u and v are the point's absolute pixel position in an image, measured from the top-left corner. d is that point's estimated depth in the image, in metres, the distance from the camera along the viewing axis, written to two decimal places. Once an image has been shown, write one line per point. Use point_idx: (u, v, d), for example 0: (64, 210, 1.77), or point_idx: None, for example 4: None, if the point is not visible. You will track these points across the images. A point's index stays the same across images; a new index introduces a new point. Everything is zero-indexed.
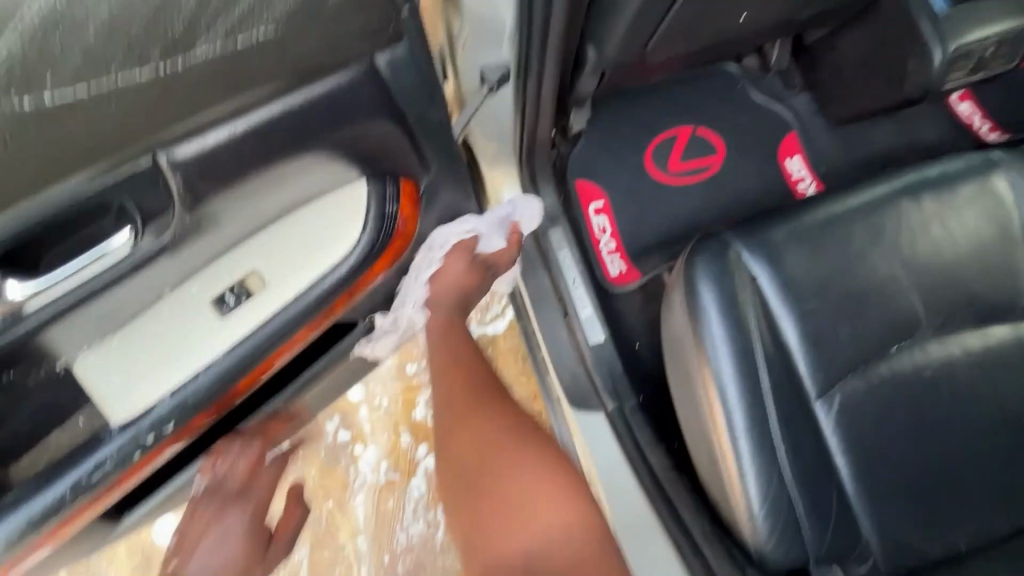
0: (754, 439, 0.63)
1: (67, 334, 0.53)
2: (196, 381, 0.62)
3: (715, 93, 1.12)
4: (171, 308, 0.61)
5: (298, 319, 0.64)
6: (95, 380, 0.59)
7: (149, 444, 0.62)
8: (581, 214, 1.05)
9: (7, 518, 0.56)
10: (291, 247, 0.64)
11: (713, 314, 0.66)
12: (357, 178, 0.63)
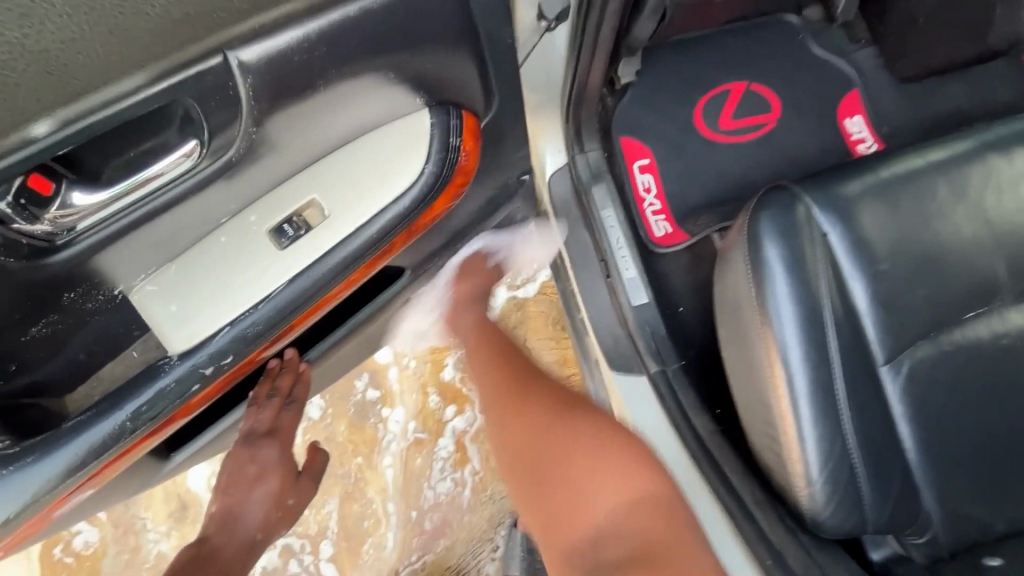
0: (817, 403, 0.60)
1: (127, 252, 0.52)
2: (254, 314, 0.59)
3: (773, 46, 1.05)
4: (228, 239, 0.58)
5: (361, 252, 0.61)
6: (154, 308, 0.57)
7: (209, 375, 0.60)
8: (625, 171, 1.00)
9: (67, 446, 0.56)
10: (352, 177, 0.60)
11: (779, 272, 0.62)
12: (420, 108, 0.60)
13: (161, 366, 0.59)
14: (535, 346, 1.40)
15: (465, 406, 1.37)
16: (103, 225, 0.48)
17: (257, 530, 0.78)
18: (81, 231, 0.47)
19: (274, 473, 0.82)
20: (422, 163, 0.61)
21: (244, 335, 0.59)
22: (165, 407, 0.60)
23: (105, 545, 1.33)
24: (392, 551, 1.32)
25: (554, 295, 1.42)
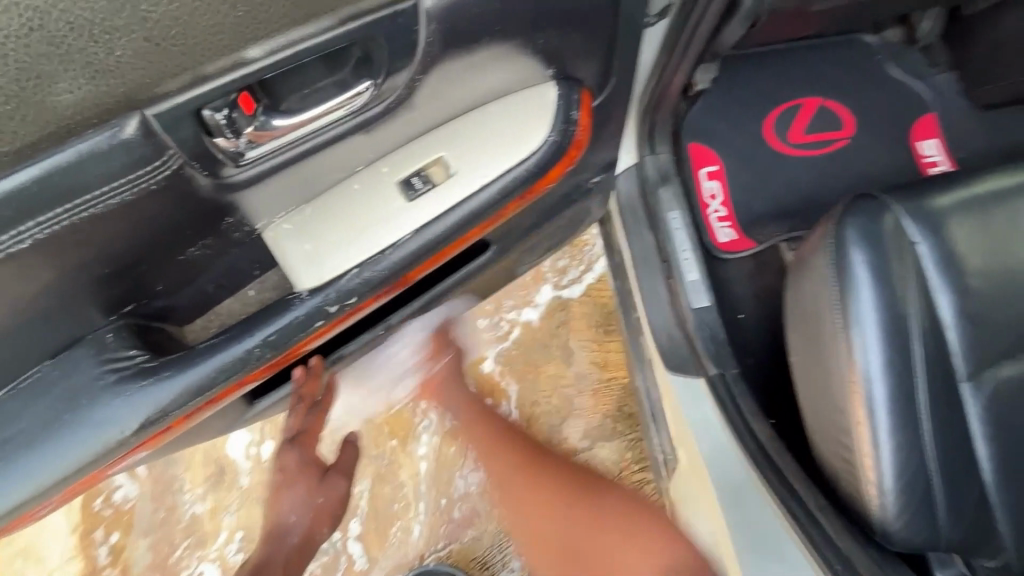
0: (895, 412, 0.60)
1: (281, 190, 0.50)
2: (374, 266, 0.55)
3: (850, 64, 1.05)
4: (358, 190, 0.55)
5: (482, 211, 0.57)
6: (288, 246, 0.54)
7: (333, 313, 0.55)
8: (692, 175, 1.01)
9: (189, 371, 0.50)
10: (481, 139, 0.57)
11: (864, 278, 0.62)
12: (544, 82, 0.57)
13: (293, 299, 0.54)
14: (575, 346, 1.40)
15: (502, 399, 1.38)
16: (273, 155, 0.46)
17: (298, 536, 0.82)
18: (244, 165, 0.45)
19: (302, 477, 0.85)
20: (544, 129, 0.58)
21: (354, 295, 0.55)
22: (276, 350, 0.54)
23: (143, 502, 1.37)
24: (419, 536, 1.33)
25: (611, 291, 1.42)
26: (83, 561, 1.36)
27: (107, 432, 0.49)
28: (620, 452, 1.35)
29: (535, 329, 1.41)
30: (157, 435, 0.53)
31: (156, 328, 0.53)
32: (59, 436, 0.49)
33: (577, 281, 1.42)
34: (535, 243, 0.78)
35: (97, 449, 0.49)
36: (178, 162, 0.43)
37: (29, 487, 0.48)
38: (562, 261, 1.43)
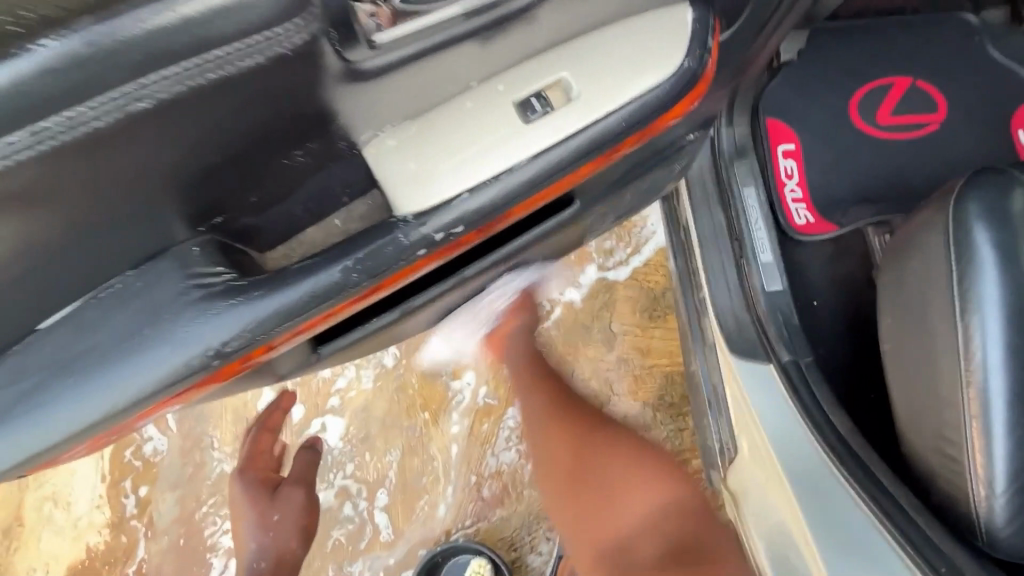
0: (1016, 410, 0.54)
1: (397, 97, 0.46)
2: (482, 194, 0.49)
3: (946, 42, 0.97)
4: (467, 108, 0.49)
5: (603, 139, 0.50)
6: (390, 166, 0.48)
7: (437, 243, 0.49)
8: (768, 153, 0.93)
9: (289, 288, 0.47)
10: (608, 60, 0.50)
11: (988, 261, 0.56)
12: (679, 3, 0.51)
13: (394, 223, 0.49)
14: (618, 330, 1.35)
15: None
16: (402, 50, 0.43)
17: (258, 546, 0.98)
18: (377, 49, 0.42)
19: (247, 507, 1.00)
20: (677, 56, 0.51)
21: (460, 220, 0.49)
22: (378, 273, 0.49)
23: (171, 456, 1.37)
24: (446, 512, 1.31)
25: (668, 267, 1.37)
26: (111, 511, 1.36)
27: (184, 356, 0.46)
28: (661, 442, 1.30)
29: (576, 310, 1.36)
30: (235, 366, 0.49)
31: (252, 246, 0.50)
32: (133, 356, 0.46)
33: (623, 263, 1.37)
34: (613, 204, 0.73)
35: (173, 371, 0.46)
36: (312, 30, 0.39)
37: (102, 409, 0.46)
38: (609, 242, 1.38)
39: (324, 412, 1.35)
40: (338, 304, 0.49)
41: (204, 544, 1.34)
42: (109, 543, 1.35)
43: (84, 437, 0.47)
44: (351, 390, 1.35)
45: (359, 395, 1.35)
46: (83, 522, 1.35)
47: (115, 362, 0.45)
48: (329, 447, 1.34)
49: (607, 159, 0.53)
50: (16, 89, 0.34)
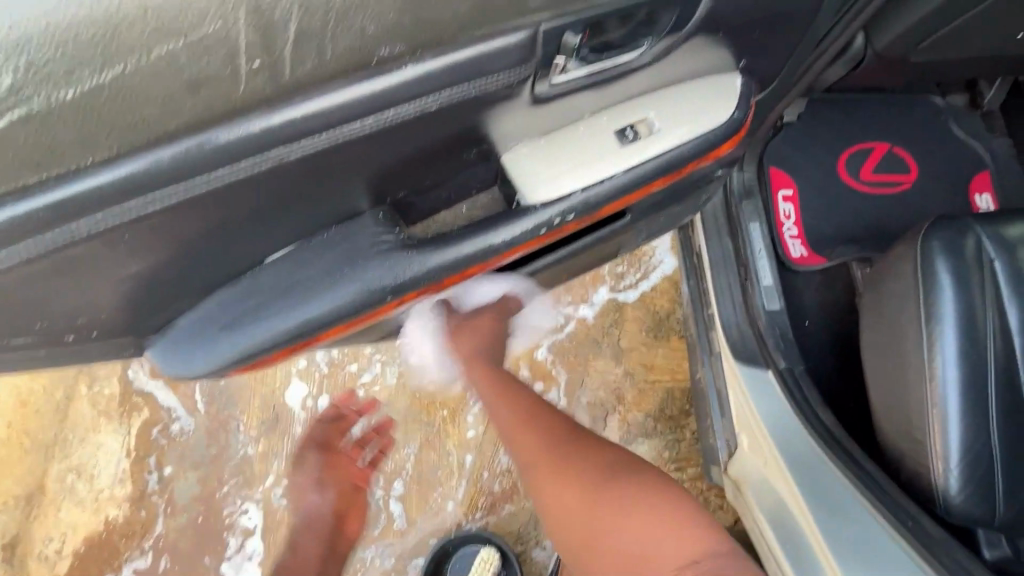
0: (968, 400, 0.69)
1: (533, 120, 0.57)
2: (586, 195, 0.60)
3: (917, 118, 1.17)
4: (581, 132, 0.60)
5: (677, 164, 0.63)
6: (520, 170, 0.59)
7: (554, 226, 0.61)
8: (770, 197, 1.10)
9: (443, 251, 0.58)
10: (684, 107, 0.62)
11: (946, 285, 0.72)
12: (733, 72, 0.64)
13: (522, 208, 0.60)
14: (626, 346, 1.49)
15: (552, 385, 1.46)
16: (567, 88, 0.55)
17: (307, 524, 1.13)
18: (553, 87, 0.54)
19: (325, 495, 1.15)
20: (731, 105, 0.63)
21: (573, 212, 0.60)
22: (510, 246, 0.60)
23: (198, 436, 1.44)
24: (459, 503, 1.39)
25: (672, 291, 1.52)
26: (133, 486, 1.41)
27: (368, 292, 0.57)
28: (660, 449, 1.43)
29: (589, 326, 1.50)
30: (394, 305, 0.61)
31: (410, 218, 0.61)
32: (330, 290, 0.56)
33: (632, 286, 1.52)
34: (650, 222, 0.88)
35: (356, 303, 0.58)
36: (507, 81, 0.50)
37: (300, 327, 0.57)
38: (621, 266, 1.53)
39: None
40: (474, 267, 0.61)
41: (222, 523, 1.39)
42: (128, 517, 1.39)
43: (284, 347, 0.58)
44: (376, 384, 1.45)
45: (383, 390, 1.45)
46: (104, 495, 1.40)
47: (318, 293, 0.56)
48: None
49: (674, 178, 0.66)
50: (140, 173, 0.43)
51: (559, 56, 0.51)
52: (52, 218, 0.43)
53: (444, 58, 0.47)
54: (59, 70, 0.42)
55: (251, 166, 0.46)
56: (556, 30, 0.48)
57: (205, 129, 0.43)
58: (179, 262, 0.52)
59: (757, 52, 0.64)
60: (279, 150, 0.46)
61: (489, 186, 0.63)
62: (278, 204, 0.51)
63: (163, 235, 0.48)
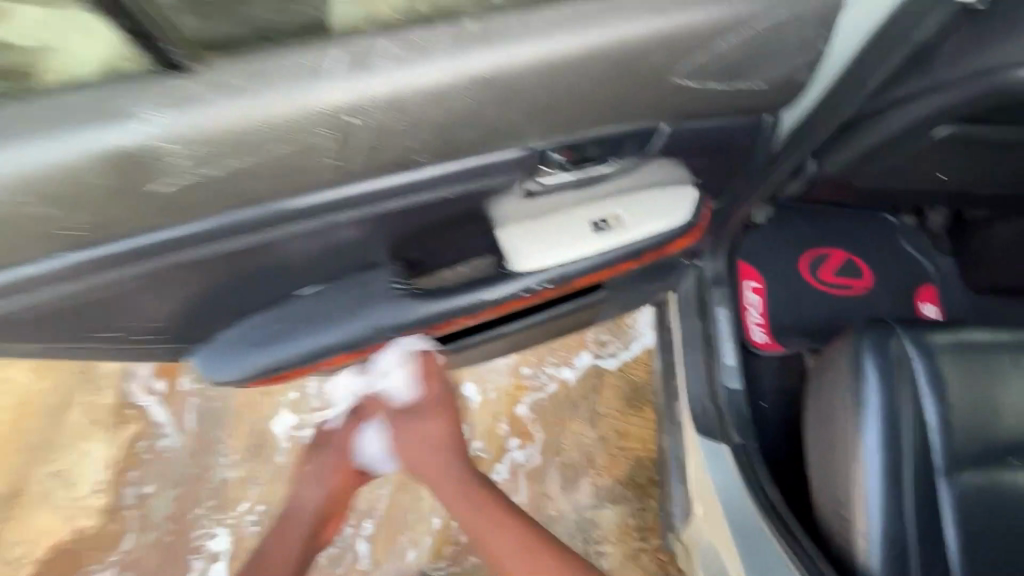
0: (885, 483, 0.78)
1: (523, 207, 0.70)
2: (562, 268, 0.74)
3: (875, 231, 1.31)
4: (562, 218, 0.73)
5: (638, 251, 0.77)
6: (508, 244, 0.72)
7: (534, 289, 0.76)
8: (738, 286, 1.22)
9: (444, 300, 0.74)
10: (649, 206, 0.75)
11: (872, 377, 0.83)
12: (691, 182, 0.77)
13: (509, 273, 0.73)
14: (602, 411, 1.57)
15: (528, 442, 1.53)
16: (553, 186, 0.71)
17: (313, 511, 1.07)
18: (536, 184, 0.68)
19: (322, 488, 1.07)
20: (688, 210, 0.76)
21: (548, 282, 0.75)
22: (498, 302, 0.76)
23: (181, 455, 1.48)
24: (424, 550, 1.43)
25: (650, 363, 1.62)
26: (109, 497, 1.44)
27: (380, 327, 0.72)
28: (627, 516, 1.47)
29: (569, 388, 1.59)
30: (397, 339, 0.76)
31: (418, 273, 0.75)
32: (352, 321, 0.72)
33: (613, 354, 1.62)
34: (624, 295, 1.00)
35: (365, 332, 0.73)
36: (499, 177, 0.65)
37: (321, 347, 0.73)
38: (605, 334, 1.63)
39: None
40: (468, 315, 0.77)
41: (189, 544, 1.41)
42: (98, 529, 1.41)
43: (305, 364, 0.74)
44: None
45: None
46: (80, 503, 1.43)
47: (339, 325, 0.72)
48: None
49: (636, 261, 0.80)
50: (235, 223, 0.58)
51: (545, 164, 0.66)
52: (163, 248, 0.58)
53: (457, 162, 0.61)
54: (171, 171, 0.52)
55: (300, 229, 0.61)
56: (544, 149, 0.63)
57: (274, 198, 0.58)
58: (220, 288, 0.66)
59: (713, 171, 0.78)
60: (326, 217, 0.61)
61: (483, 254, 0.76)
62: (313, 256, 0.66)
63: (225, 269, 0.63)
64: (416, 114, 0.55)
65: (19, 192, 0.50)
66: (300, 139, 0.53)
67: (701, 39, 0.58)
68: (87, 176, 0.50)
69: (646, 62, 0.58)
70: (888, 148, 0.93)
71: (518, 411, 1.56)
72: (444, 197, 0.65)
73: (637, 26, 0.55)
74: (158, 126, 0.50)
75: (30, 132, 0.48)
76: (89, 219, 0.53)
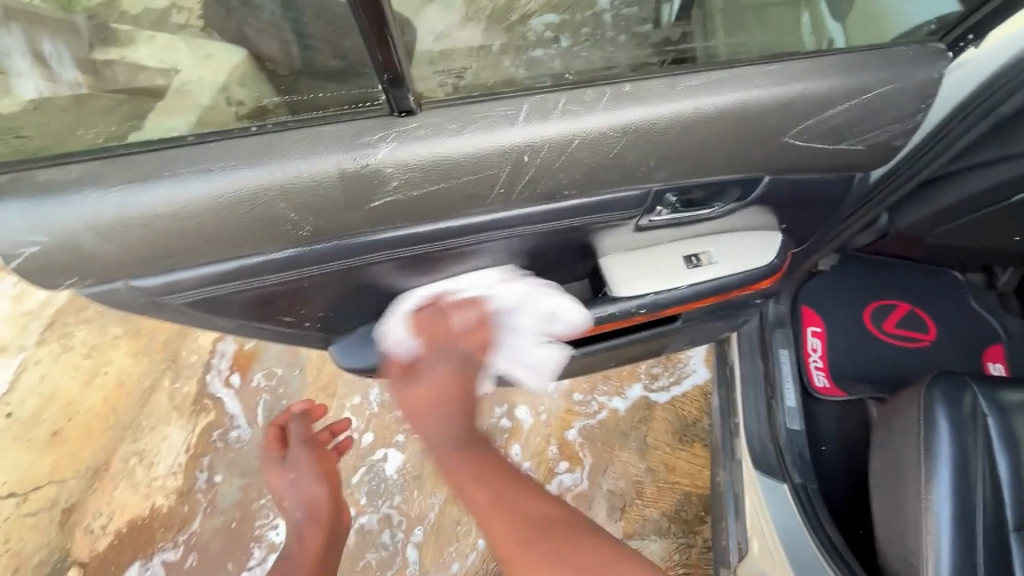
0: (957, 533, 0.79)
1: (627, 239, 0.82)
2: (657, 295, 0.83)
3: (939, 286, 1.31)
4: (658, 253, 0.83)
5: (726, 288, 0.85)
6: (609, 270, 0.83)
7: (630, 312, 0.85)
8: (799, 331, 1.25)
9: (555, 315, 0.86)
10: (738, 249, 0.84)
11: (943, 428, 0.85)
12: (777, 231, 0.85)
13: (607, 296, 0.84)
14: (651, 443, 1.59)
15: (576, 467, 1.57)
16: (659, 224, 0.80)
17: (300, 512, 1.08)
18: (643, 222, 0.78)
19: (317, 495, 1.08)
20: (772, 254, 0.84)
21: (643, 307, 0.85)
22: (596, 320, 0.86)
23: (250, 447, 1.58)
24: (470, 563, 1.46)
25: (701, 400, 1.64)
26: (183, 480, 1.54)
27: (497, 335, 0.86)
28: (672, 550, 1.48)
29: (619, 417, 1.62)
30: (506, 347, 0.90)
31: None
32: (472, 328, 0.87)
33: (664, 388, 1.65)
34: (696, 328, 1.06)
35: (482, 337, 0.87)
36: (616, 213, 0.75)
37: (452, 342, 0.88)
38: (656, 367, 1.67)
39: (390, 445, 1.58)
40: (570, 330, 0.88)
41: (251, 532, 1.49)
42: (171, 509, 1.51)
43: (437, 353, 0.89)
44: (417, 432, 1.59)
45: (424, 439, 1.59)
46: (157, 483, 1.53)
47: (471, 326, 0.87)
48: (385, 476, 1.55)
49: (721, 299, 0.88)
50: (405, 238, 0.72)
51: (657, 205, 0.76)
52: (351, 253, 0.73)
53: (593, 196, 0.72)
54: (328, 207, 0.66)
55: (461, 242, 0.75)
56: (662, 191, 0.73)
57: (434, 220, 0.71)
58: (387, 284, 0.81)
59: (797, 220, 0.85)
60: (477, 236, 0.75)
61: (581, 278, 0.89)
62: (462, 263, 0.81)
63: (397, 270, 0.78)
64: (573, 158, 0.67)
65: (275, 200, 0.64)
66: (481, 172, 0.66)
67: (813, 110, 0.68)
68: (327, 189, 0.65)
69: (763, 126, 0.68)
70: (966, 207, 0.97)
71: (569, 435, 1.60)
72: (575, 225, 0.76)
73: (765, 91, 0.66)
74: (384, 155, 0.64)
75: (221, 167, 0.63)
76: (311, 222, 0.67)
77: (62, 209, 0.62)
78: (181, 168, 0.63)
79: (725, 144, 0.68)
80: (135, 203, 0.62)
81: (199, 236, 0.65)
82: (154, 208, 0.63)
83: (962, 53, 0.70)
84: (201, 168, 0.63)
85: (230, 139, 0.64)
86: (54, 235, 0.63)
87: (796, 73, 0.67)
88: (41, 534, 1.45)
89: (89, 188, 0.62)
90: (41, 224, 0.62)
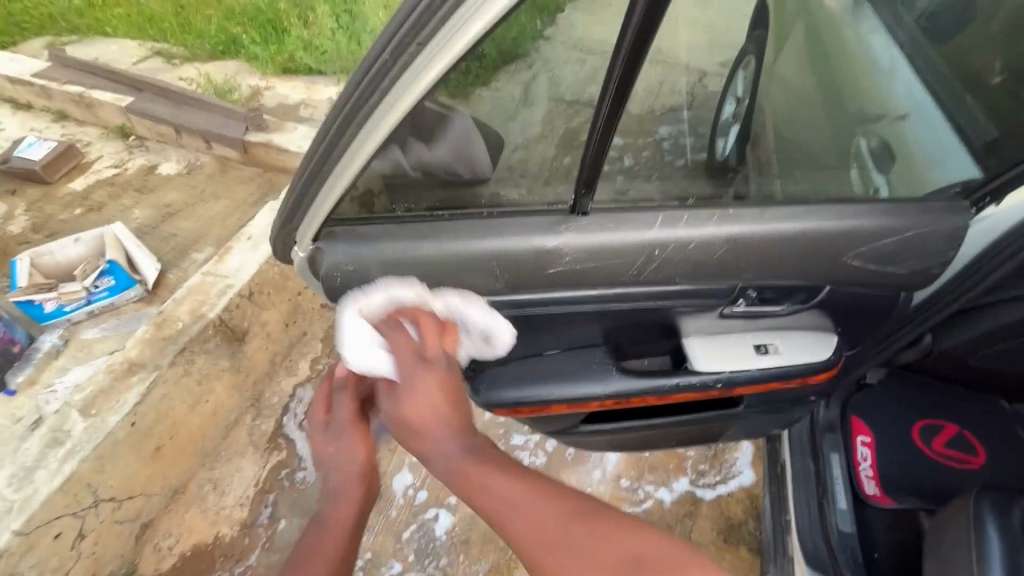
0: None
1: (707, 325, 1.02)
2: (735, 372, 1.01)
3: (985, 409, 1.32)
4: (733, 339, 1.03)
5: (795, 373, 1.02)
6: (691, 348, 1.02)
7: (714, 386, 1.03)
8: (848, 440, 1.31)
9: (653, 378, 1.05)
10: (801, 342, 1.03)
11: (994, 535, 0.91)
12: (832, 333, 1.04)
13: (692, 370, 1.02)
14: (697, 540, 1.61)
15: None
16: (737, 313, 1.01)
17: (336, 469, 0.90)
18: (723, 310, 1.00)
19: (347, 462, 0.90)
20: (830, 351, 1.03)
21: (720, 381, 1.02)
22: (684, 389, 1.04)
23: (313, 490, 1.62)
24: None
25: (747, 502, 1.67)
26: (249, 513, 1.59)
27: (606, 393, 1.05)
28: None
29: (665, 508, 1.66)
30: (614, 403, 1.07)
31: (624, 358, 1.09)
32: (590, 384, 1.06)
33: (710, 485, 1.69)
34: (754, 418, 1.18)
35: (596, 392, 1.05)
36: (709, 300, 0.97)
37: (570, 392, 1.06)
38: (704, 464, 1.73)
39: (442, 505, 1.65)
40: (662, 395, 1.05)
41: None
42: (234, 539, 1.55)
43: (561, 402, 1.06)
44: None
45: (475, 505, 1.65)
46: (224, 511, 1.59)
47: (583, 382, 1.06)
48: (434, 536, 1.61)
49: (789, 384, 1.05)
50: (554, 302, 0.95)
51: (740, 296, 0.97)
52: (518, 307, 0.95)
53: (701, 285, 0.93)
54: (518, 275, 0.90)
55: (597, 307, 0.96)
56: (744, 288, 0.95)
57: (576, 290, 0.93)
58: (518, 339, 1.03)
59: (850, 325, 1.04)
60: (607, 304, 0.96)
61: (663, 354, 1.10)
62: (588, 328, 1.02)
63: (537, 325, 1.00)
64: (689, 255, 0.88)
65: (489, 261, 0.88)
66: (619, 260, 0.89)
67: (866, 239, 0.89)
68: (519, 261, 0.88)
69: (832, 246, 0.89)
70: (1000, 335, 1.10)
71: None
72: (679, 307, 0.98)
73: (827, 225, 0.88)
74: (561, 242, 0.87)
75: (460, 238, 0.88)
76: (504, 277, 0.90)
77: (365, 253, 0.88)
78: (437, 238, 0.88)
79: (788, 259, 0.89)
80: (402, 252, 0.88)
81: (431, 282, 0.90)
82: (410, 259, 0.88)
83: (983, 209, 0.90)
84: (445, 238, 0.88)
85: (465, 220, 0.89)
86: (353, 264, 0.89)
87: (845, 213, 0.89)
88: (117, 545, 1.51)
89: (377, 240, 0.88)
90: (348, 256, 0.89)
